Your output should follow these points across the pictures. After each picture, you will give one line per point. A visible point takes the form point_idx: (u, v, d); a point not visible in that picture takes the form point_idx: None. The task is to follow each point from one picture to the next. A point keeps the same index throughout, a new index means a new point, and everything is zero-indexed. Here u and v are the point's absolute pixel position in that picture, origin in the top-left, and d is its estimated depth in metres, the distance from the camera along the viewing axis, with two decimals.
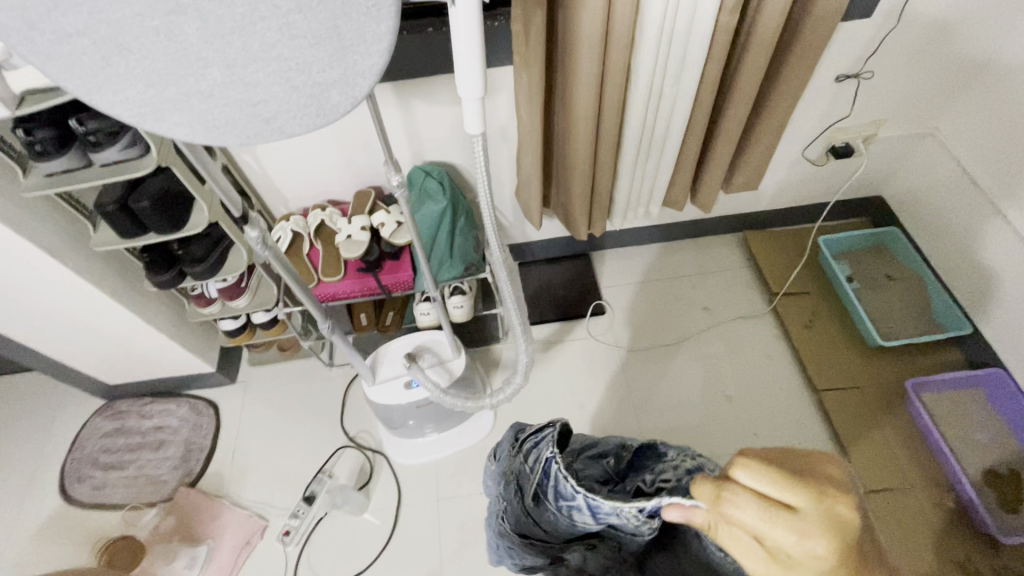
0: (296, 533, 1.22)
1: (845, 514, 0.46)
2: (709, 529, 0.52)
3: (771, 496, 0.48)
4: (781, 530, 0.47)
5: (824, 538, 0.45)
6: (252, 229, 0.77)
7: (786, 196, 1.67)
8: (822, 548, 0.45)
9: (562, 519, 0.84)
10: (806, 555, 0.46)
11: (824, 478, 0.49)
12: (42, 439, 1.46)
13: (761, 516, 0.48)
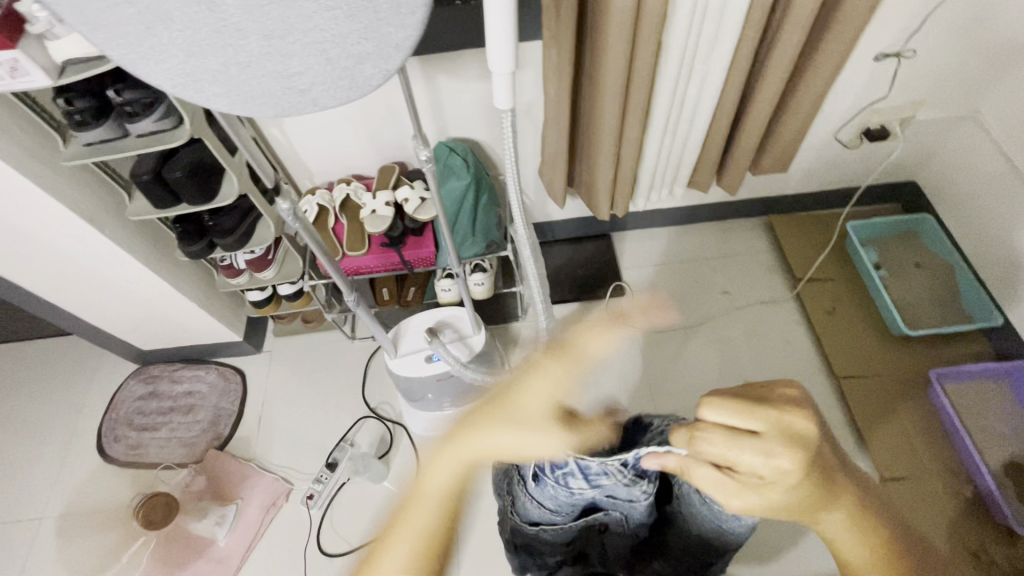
0: (320, 497, 1.28)
1: (802, 429, 0.51)
2: (687, 468, 0.56)
3: (734, 425, 0.52)
4: (749, 455, 0.51)
5: (787, 453, 0.50)
6: (284, 200, 0.80)
7: (815, 179, 1.63)
8: (788, 460, 0.50)
9: (558, 502, 0.92)
10: (774, 471, 0.50)
11: (782, 401, 0.53)
12: (81, 399, 1.53)
13: (729, 445, 0.52)
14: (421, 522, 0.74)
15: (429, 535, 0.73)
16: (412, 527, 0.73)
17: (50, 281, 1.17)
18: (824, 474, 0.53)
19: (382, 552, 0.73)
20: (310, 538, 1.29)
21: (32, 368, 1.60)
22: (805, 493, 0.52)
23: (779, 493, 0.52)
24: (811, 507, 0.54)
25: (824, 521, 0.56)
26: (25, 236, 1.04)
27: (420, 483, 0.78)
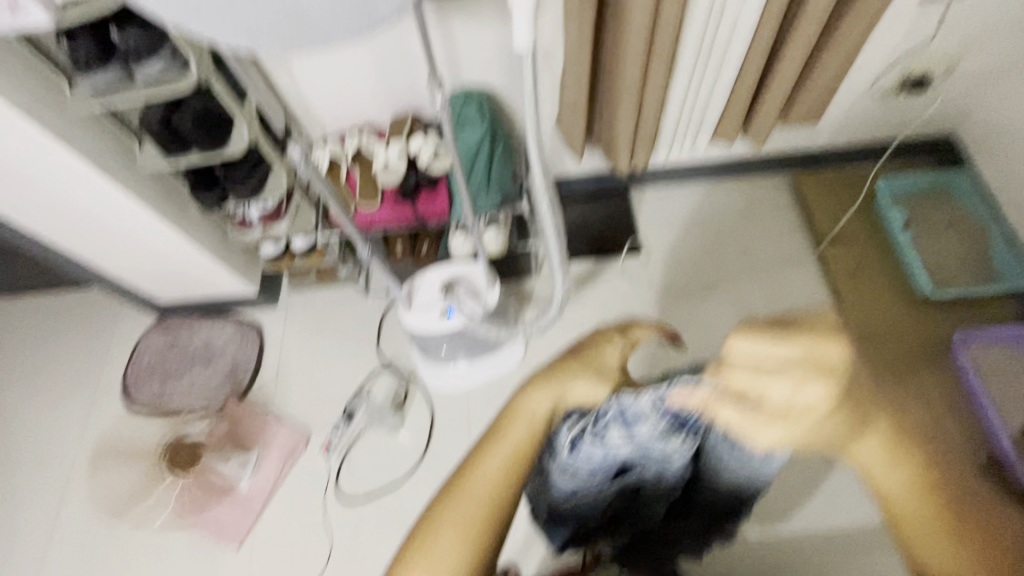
0: (337, 445, 1.37)
1: (828, 359, 0.56)
2: (716, 404, 0.62)
3: (764, 358, 0.57)
4: (777, 383, 0.56)
5: (813, 380, 0.55)
6: (295, 146, 0.77)
7: (846, 133, 1.55)
8: (813, 383, 0.55)
9: (597, 470, 0.72)
10: (800, 394, 0.56)
11: (813, 333, 0.57)
12: (105, 350, 1.57)
13: (759, 375, 0.57)
14: (486, 493, 0.56)
15: (495, 508, 0.56)
16: (474, 498, 0.56)
17: (67, 232, 1.18)
18: (851, 398, 0.57)
19: (434, 530, 0.55)
20: (329, 484, 1.33)
21: (55, 319, 1.63)
22: (831, 415, 0.56)
23: (807, 416, 0.57)
24: (841, 431, 0.57)
25: (854, 445, 0.58)
26: (39, 185, 1.04)
27: (479, 455, 0.59)
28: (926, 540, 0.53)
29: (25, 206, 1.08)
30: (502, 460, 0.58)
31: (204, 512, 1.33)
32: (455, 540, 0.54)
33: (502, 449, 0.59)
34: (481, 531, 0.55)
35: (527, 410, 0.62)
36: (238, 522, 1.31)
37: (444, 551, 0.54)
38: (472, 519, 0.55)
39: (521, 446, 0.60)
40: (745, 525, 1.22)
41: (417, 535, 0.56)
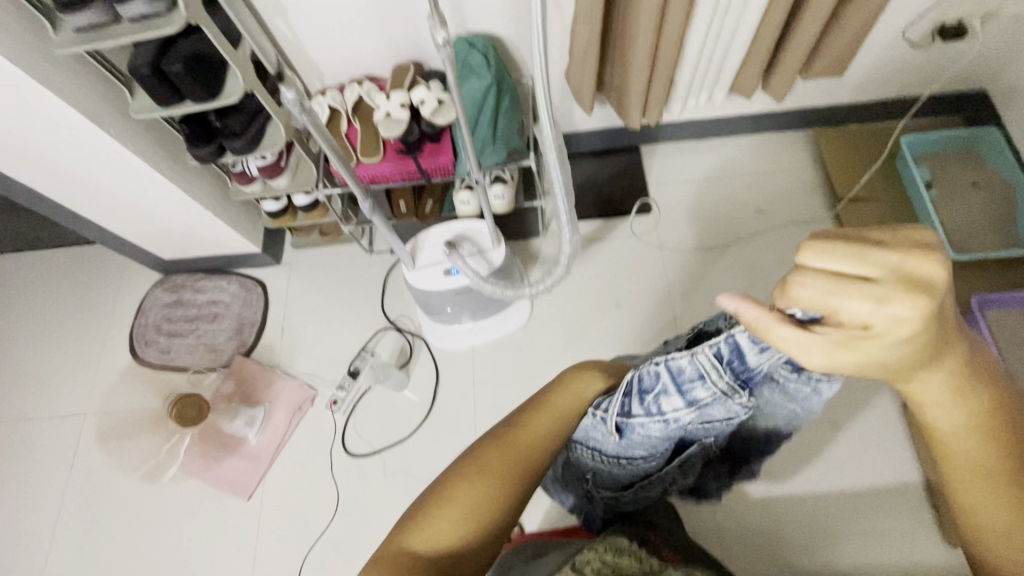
0: (343, 403, 1.32)
1: (925, 277, 0.43)
2: (766, 324, 0.47)
3: (841, 274, 0.44)
4: (858, 300, 0.43)
5: (905, 299, 0.42)
6: (288, 89, 0.73)
7: (872, 86, 1.47)
8: (910, 307, 0.42)
9: (644, 434, 0.68)
10: (885, 320, 0.43)
11: (908, 247, 0.44)
12: (111, 305, 1.57)
13: (840, 294, 0.44)
14: (525, 452, 0.60)
15: (527, 465, 0.59)
16: (513, 449, 0.60)
17: (63, 183, 1.15)
18: (939, 328, 0.45)
19: (472, 468, 0.58)
20: (335, 439, 1.35)
21: (62, 273, 1.63)
22: (917, 348, 0.45)
23: (885, 346, 0.44)
24: (914, 366, 0.46)
25: (920, 385, 0.48)
26: (31, 133, 1.00)
27: (525, 417, 0.64)
28: (981, 487, 0.49)
29: (18, 155, 1.06)
30: (545, 424, 0.63)
31: (214, 463, 1.36)
32: (488, 482, 0.57)
33: (549, 413, 0.65)
34: (510, 479, 0.58)
35: (573, 388, 0.68)
36: (247, 474, 1.33)
37: (474, 490, 0.56)
38: (503, 466, 0.58)
39: (564, 412, 0.65)
40: (746, 485, 1.23)
41: (453, 473, 0.58)
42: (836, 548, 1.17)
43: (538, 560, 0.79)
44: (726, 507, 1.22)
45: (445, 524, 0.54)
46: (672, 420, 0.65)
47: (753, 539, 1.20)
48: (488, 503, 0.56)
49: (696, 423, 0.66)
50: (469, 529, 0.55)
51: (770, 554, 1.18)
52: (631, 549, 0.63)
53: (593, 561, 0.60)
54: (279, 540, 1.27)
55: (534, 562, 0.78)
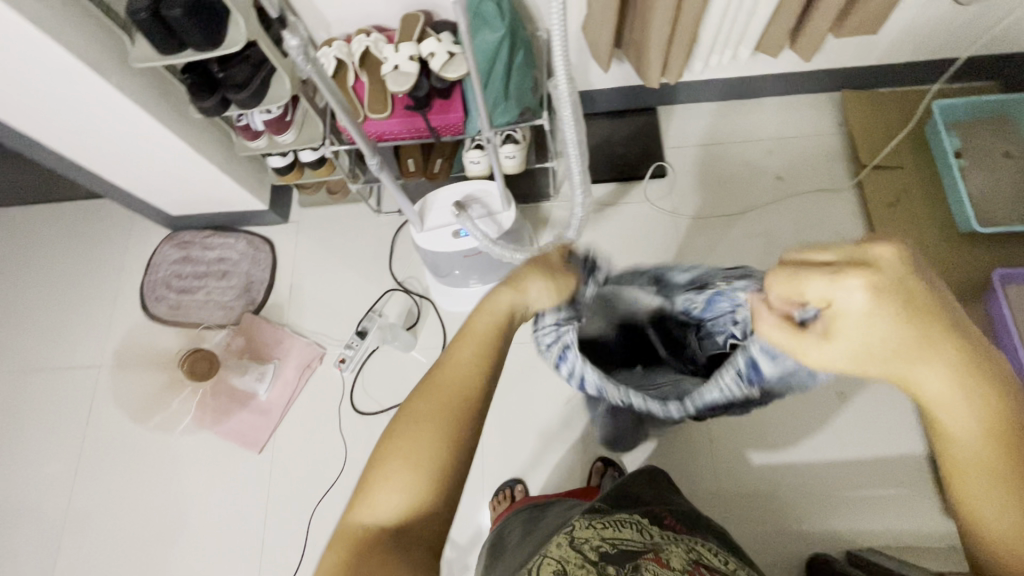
0: (351, 361, 1.33)
1: (883, 261, 0.49)
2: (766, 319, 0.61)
3: (808, 267, 0.54)
4: (817, 282, 0.52)
5: (856, 277, 0.50)
6: (292, 36, 0.69)
7: (906, 47, 1.39)
8: (870, 299, 0.49)
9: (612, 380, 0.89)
10: (847, 303, 0.50)
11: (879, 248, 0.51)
12: (122, 260, 1.57)
13: (808, 275, 0.53)
14: (457, 396, 0.54)
15: (459, 407, 0.53)
16: (441, 395, 0.53)
17: (67, 134, 1.13)
18: (916, 310, 0.48)
19: (399, 430, 0.52)
20: (343, 397, 1.37)
21: (70, 226, 1.63)
22: (895, 338, 0.49)
23: (854, 328, 0.51)
24: (904, 358, 0.49)
25: (914, 378, 0.49)
26: (31, 80, 0.98)
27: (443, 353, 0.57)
28: (984, 480, 0.47)
29: (21, 104, 1.04)
30: (464, 357, 0.56)
31: (225, 417, 1.39)
32: (425, 435, 0.51)
33: (467, 344, 0.57)
34: (449, 431, 0.52)
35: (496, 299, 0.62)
36: (257, 428, 1.36)
37: (414, 451, 0.51)
38: (429, 412, 0.53)
39: (484, 334, 0.58)
40: (747, 451, 1.25)
41: (383, 441, 0.52)
42: (834, 515, 1.19)
43: (537, 524, 0.80)
44: (726, 473, 1.24)
45: (394, 491, 0.50)
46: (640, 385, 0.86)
47: (751, 503, 1.22)
48: (437, 454, 0.51)
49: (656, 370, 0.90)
50: (420, 489, 0.50)
51: (767, 518, 1.20)
52: (636, 524, 0.65)
53: (592, 540, 0.59)
54: (289, 492, 1.31)
55: (532, 527, 0.80)
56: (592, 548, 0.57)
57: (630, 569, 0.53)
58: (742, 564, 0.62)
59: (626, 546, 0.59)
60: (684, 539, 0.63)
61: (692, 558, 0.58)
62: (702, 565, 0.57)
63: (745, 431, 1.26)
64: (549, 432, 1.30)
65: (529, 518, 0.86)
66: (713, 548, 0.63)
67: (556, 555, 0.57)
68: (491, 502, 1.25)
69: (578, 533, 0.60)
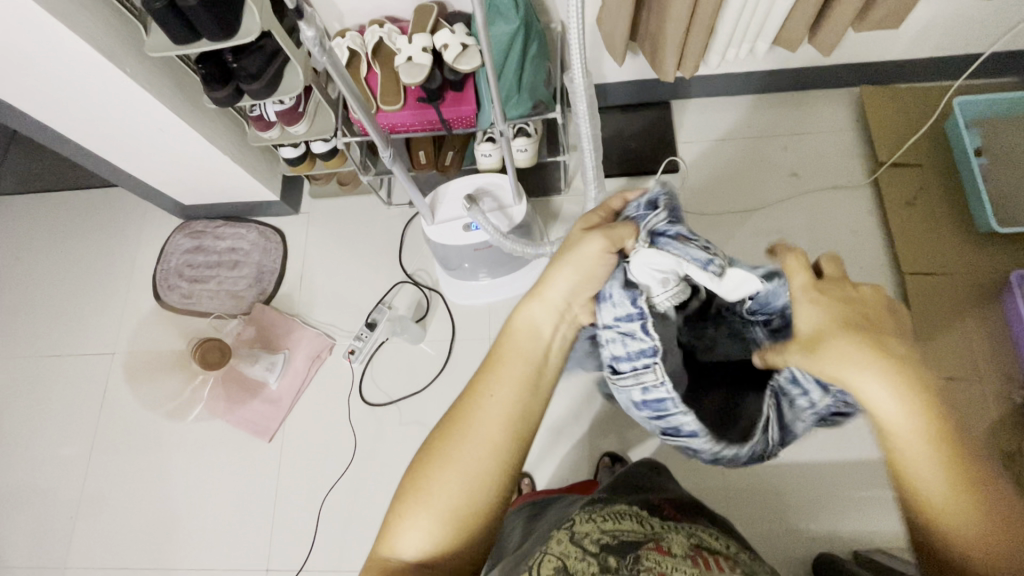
0: (360, 353, 1.37)
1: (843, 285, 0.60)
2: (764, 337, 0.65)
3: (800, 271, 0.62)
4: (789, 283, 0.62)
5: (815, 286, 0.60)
6: (308, 26, 0.69)
7: (927, 42, 1.36)
8: (822, 307, 0.58)
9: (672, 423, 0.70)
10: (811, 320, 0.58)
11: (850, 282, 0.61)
12: (135, 248, 1.59)
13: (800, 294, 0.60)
14: (494, 436, 0.57)
15: (497, 448, 0.56)
16: (478, 435, 0.57)
17: (82, 122, 1.14)
18: (858, 318, 0.57)
19: (437, 467, 0.56)
20: (352, 387, 1.38)
21: (84, 214, 1.64)
22: (852, 346, 0.55)
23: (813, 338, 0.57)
24: (849, 365, 0.54)
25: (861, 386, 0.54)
26: (47, 68, 0.99)
27: (478, 386, 0.59)
28: (930, 474, 0.51)
29: (39, 91, 1.04)
30: (499, 402, 0.58)
31: (236, 406, 1.40)
32: (462, 475, 0.55)
33: (504, 382, 0.59)
34: (487, 472, 0.56)
35: (528, 328, 0.62)
36: (267, 417, 1.38)
37: (451, 490, 0.55)
38: (460, 455, 0.56)
39: (520, 374, 0.60)
40: None
41: (418, 474, 0.56)
42: (841, 514, 1.18)
43: (541, 520, 0.80)
44: (734, 470, 1.24)
45: (431, 527, 0.54)
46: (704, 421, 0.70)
47: (758, 501, 1.21)
48: (474, 497, 0.55)
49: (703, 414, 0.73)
50: (456, 525, 0.55)
51: (774, 516, 1.20)
52: (634, 514, 0.64)
53: (593, 533, 0.59)
54: (298, 480, 1.33)
55: (533, 526, 0.80)
56: (592, 541, 0.57)
57: (631, 561, 0.53)
58: (743, 547, 0.62)
59: (626, 537, 0.59)
60: (685, 526, 0.63)
61: (693, 543, 0.58)
62: (703, 551, 0.57)
63: None
64: (557, 426, 1.31)
65: (536, 512, 0.86)
66: (711, 532, 0.63)
67: (557, 551, 0.56)
68: None
69: (578, 529, 0.60)
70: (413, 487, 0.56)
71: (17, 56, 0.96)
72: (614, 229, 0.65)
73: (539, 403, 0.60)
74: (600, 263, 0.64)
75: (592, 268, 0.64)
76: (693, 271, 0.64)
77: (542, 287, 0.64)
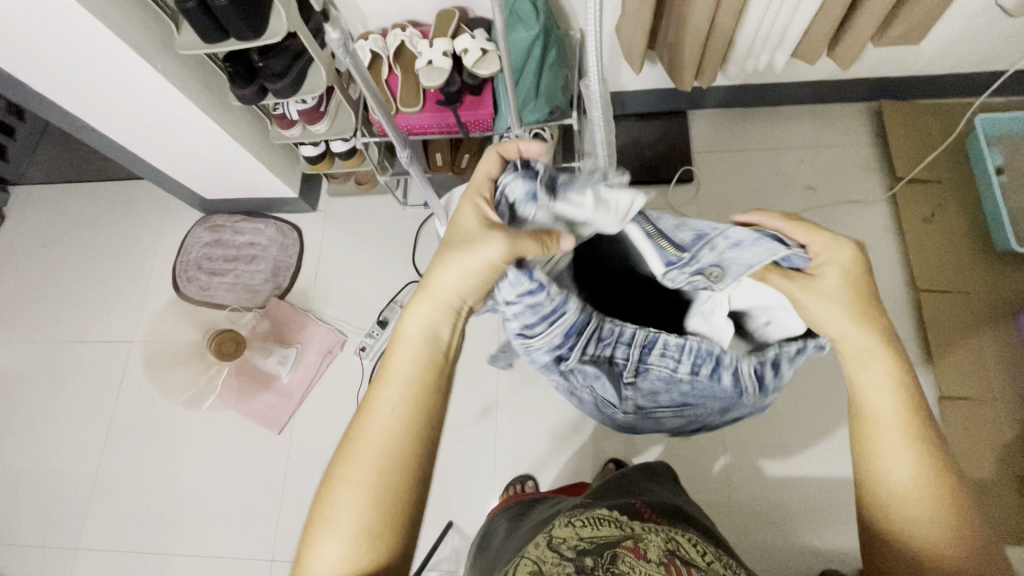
0: (371, 350, 1.41)
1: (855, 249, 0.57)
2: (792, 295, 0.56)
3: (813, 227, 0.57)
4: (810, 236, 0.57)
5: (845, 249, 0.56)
6: (333, 29, 0.70)
7: (950, 59, 1.34)
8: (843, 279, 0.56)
9: (611, 375, 0.67)
10: (843, 269, 0.56)
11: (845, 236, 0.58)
12: (157, 239, 1.63)
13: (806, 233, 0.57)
14: (393, 446, 0.53)
15: (401, 455, 0.53)
16: (373, 447, 0.53)
17: (112, 116, 1.18)
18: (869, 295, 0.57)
19: (335, 487, 0.52)
20: (362, 384, 1.40)
21: (109, 205, 1.69)
22: (852, 314, 0.56)
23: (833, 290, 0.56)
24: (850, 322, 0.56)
25: (860, 349, 0.56)
26: (81, 63, 1.02)
27: (367, 401, 0.55)
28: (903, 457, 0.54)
29: (74, 85, 1.08)
30: (394, 411, 0.54)
31: (248, 397, 1.42)
32: (365, 491, 0.51)
33: (399, 389, 0.55)
34: (392, 488, 0.52)
35: (424, 330, 0.58)
36: (278, 409, 1.40)
37: (356, 511, 0.51)
38: (363, 475, 0.52)
39: (419, 378, 0.56)
40: (762, 461, 1.23)
41: (320, 504, 0.52)
42: (846, 529, 1.17)
43: (529, 518, 0.80)
44: (738, 481, 1.23)
45: (340, 553, 0.50)
46: (664, 368, 0.65)
47: (763, 512, 1.20)
48: (383, 510, 0.52)
49: (653, 392, 0.69)
50: (369, 543, 0.51)
51: (778, 528, 1.19)
52: (608, 517, 0.63)
53: (570, 539, 0.58)
54: (305, 472, 1.35)
55: (519, 525, 0.80)
56: (570, 548, 0.56)
57: (606, 560, 0.54)
58: (725, 556, 0.59)
59: (602, 538, 0.58)
60: (665, 528, 0.61)
61: (670, 548, 0.57)
62: (678, 557, 0.55)
63: (759, 442, 1.25)
64: (563, 430, 1.31)
65: (530, 506, 0.87)
66: (691, 536, 0.62)
67: (533, 556, 0.56)
68: (502, 495, 1.26)
69: (557, 534, 0.59)
70: (318, 511, 0.52)
71: (53, 50, 1.00)
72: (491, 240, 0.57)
73: (439, 399, 0.57)
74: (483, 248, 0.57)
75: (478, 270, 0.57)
76: (598, 217, 0.58)
77: (430, 281, 0.59)
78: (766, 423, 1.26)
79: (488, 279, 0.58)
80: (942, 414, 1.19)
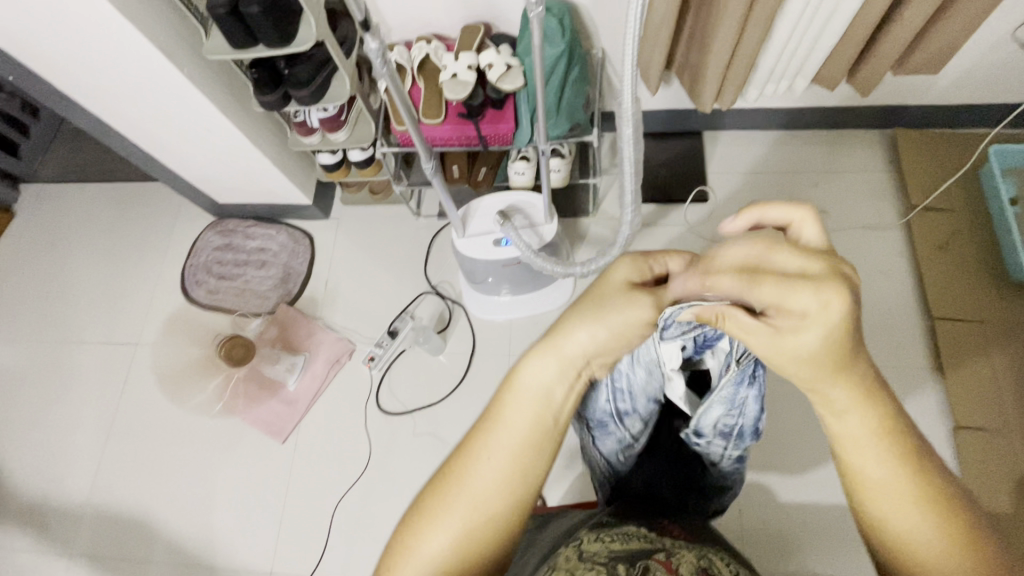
0: (380, 360, 1.32)
1: (850, 302, 0.44)
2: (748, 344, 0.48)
3: (792, 279, 0.45)
4: (801, 295, 0.44)
5: (841, 304, 0.44)
6: (371, 39, 0.71)
7: (965, 90, 1.36)
8: (832, 347, 0.45)
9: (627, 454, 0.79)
10: (833, 330, 0.44)
11: (839, 279, 0.45)
12: (166, 242, 1.62)
13: (774, 287, 0.45)
14: (483, 498, 0.53)
15: (493, 507, 0.53)
16: (468, 493, 0.53)
17: (134, 118, 1.18)
18: (856, 348, 0.47)
19: (427, 522, 0.53)
20: (370, 395, 1.38)
21: (120, 207, 1.69)
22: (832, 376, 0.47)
23: (813, 350, 0.45)
24: (829, 382, 0.47)
25: (839, 406, 0.48)
26: (107, 63, 1.03)
27: (473, 443, 0.55)
28: (918, 524, 0.48)
29: (99, 85, 1.09)
30: (489, 464, 0.53)
31: (254, 405, 1.41)
32: (452, 532, 0.52)
33: (500, 443, 0.54)
34: (478, 535, 0.53)
35: (537, 389, 0.54)
36: (283, 418, 1.38)
37: (439, 551, 0.52)
38: (450, 514, 0.53)
39: (526, 437, 0.54)
40: (775, 487, 1.21)
41: (412, 526, 0.54)
42: (861, 561, 1.14)
43: (550, 527, 0.79)
44: (750, 508, 1.21)
45: None
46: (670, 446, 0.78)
47: (774, 539, 1.18)
48: (464, 553, 0.52)
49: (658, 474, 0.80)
50: None
51: (789, 554, 1.17)
52: (640, 534, 0.62)
53: (601, 552, 0.58)
54: (308, 484, 1.32)
55: (540, 535, 0.78)
56: (602, 557, 0.57)
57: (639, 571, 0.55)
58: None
59: (633, 550, 0.58)
60: (697, 545, 0.60)
61: (703, 566, 0.56)
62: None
63: (771, 466, 1.23)
64: (573, 448, 1.29)
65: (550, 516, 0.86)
66: (726, 556, 0.59)
67: (565, 566, 0.57)
68: None
69: (588, 546, 0.60)
70: (405, 531, 0.54)
71: (81, 49, 1.00)
72: (611, 311, 0.55)
73: (546, 461, 0.55)
74: (622, 308, 0.55)
75: (607, 338, 0.55)
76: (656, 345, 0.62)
77: (557, 337, 0.55)
78: (779, 446, 1.24)
79: (612, 350, 0.56)
80: (956, 443, 1.18)
